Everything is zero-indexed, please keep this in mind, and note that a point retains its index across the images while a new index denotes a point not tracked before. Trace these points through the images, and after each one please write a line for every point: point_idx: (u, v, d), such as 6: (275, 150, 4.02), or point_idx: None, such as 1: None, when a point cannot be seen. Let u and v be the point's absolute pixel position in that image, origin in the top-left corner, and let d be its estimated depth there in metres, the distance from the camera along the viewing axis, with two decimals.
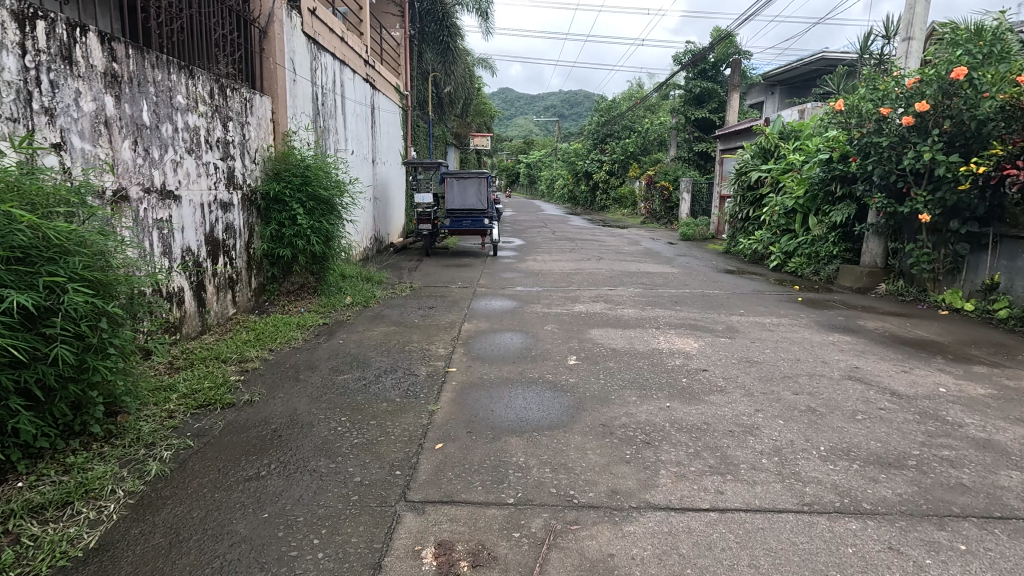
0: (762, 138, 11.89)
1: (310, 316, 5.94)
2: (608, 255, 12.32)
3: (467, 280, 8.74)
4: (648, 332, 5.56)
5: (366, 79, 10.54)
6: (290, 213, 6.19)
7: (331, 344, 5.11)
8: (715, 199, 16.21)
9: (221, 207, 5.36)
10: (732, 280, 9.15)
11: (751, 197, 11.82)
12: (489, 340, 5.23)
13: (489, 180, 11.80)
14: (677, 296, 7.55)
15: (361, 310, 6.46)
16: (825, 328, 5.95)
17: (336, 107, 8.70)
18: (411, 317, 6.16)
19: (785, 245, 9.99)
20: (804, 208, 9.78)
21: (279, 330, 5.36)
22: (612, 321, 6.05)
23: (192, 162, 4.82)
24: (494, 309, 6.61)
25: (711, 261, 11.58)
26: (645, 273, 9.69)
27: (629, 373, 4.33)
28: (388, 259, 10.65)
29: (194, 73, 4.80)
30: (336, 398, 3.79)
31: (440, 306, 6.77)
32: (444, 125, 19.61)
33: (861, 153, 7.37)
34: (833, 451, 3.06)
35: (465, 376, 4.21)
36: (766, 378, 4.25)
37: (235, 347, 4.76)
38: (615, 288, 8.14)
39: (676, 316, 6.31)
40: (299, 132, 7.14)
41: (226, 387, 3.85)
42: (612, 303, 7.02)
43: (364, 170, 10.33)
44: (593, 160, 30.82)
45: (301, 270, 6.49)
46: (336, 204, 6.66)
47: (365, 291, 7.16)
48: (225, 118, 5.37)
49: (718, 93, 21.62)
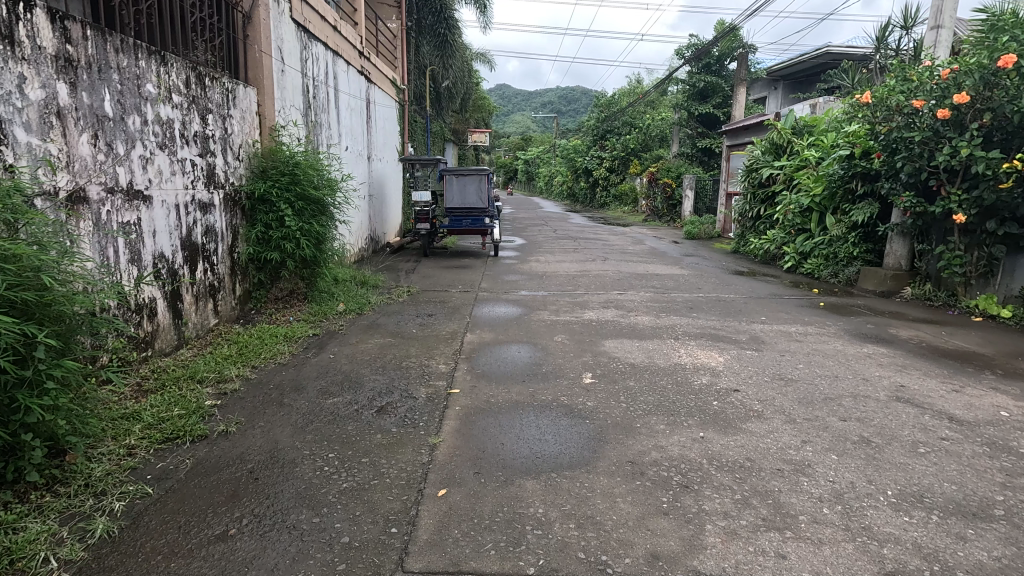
0: (774, 133, 11.43)
1: (300, 326, 5.47)
2: (614, 255, 11.86)
3: (468, 283, 8.28)
4: (667, 345, 5.10)
5: (361, 72, 10.04)
6: (278, 213, 5.72)
7: (320, 359, 4.65)
8: (721, 197, 15.75)
9: (200, 208, 4.88)
10: (746, 283, 8.71)
11: (763, 195, 11.38)
12: (494, 355, 4.77)
13: (491, 178, 11.28)
14: (692, 301, 7.11)
15: (355, 319, 5.98)
16: (856, 338, 5.51)
17: (329, 101, 8.21)
18: (409, 327, 5.69)
19: (801, 245, 9.54)
20: (821, 207, 9.33)
21: (264, 343, 4.89)
22: (626, 331, 5.59)
23: (164, 159, 4.34)
24: (498, 317, 6.14)
25: (721, 262, 11.14)
26: (654, 275, 9.24)
27: (652, 395, 3.88)
28: (385, 260, 10.18)
29: (166, 60, 4.32)
30: (323, 427, 3.32)
31: (439, 313, 6.29)
32: (441, 121, 19.10)
33: (888, 148, 6.93)
34: (903, 497, 2.62)
35: (469, 399, 3.75)
36: (806, 401, 3.80)
37: (213, 364, 4.29)
38: (625, 292, 7.69)
39: (693, 325, 5.86)
40: (289, 126, 6.65)
41: (198, 415, 3.39)
42: (623, 310, 6.56)
43: (359, 167, 9.84)
44: (593, 156, 30.31)
45: (290, 275, 6.02)
46: (328, 204, 6.19)
47: (359, 296, 6.69)
48: (204, 111, 4.89)
49: (722, 88, 20.94)
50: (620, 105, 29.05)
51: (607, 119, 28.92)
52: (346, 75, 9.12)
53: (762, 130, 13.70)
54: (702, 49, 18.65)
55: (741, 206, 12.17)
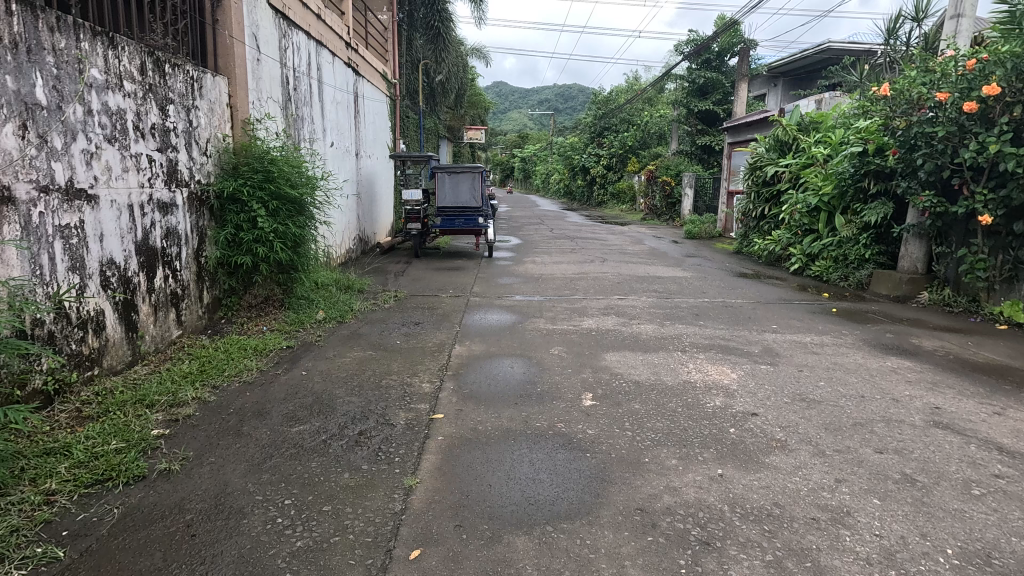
0: (780, 130, 11.00)
1: (273, 338, 5.00)
2: (613, 256, 11.42)
3: (460, 286, 7.83)
4: (673, 358, 4.67)
5: (348, 64, 9.58)
6: (250, 214, 5.25)
7: (292, 377, 4.19)
8: (723, 195, 15.34)
9: (159, 208, 4.41)
10: (752, 286, 8.28)
11: (767, 194, 10.96)
12: (485, 371, 4.33)
13: (485, 176, 10.83)
14: (697, 307, 6.68)
15: (335, 328, 5.53)
16: (877, 350, 5.08)
17: (312, 93, 7.74)
18: (393, 337, 5.24)
19: (808, 247, 9.13)
20: (829, 207, 8.92)
21: (231, 358, 4.43)
22: (629, 342, 5.16)
23: (114, 154, 3.88)
24: (490, 325, 5.69)
25: (724, 264, 10.71)
26: (655, 278, 8.81)
27: (661, 421, 3.45)
28: (374, 262, 9.72)
29: (115, 42, 3.85)
30: (283, 465, 2.87)
31: (427, 321, 5.84)
32: (435, 117, 18.63)
33: (907, 145, 6.52)
34: (967, 559, 2.19)
35: (453, 427, 3.31)
36: (835, 427, 3.37)
37: (168, 384, 3.83)
38: (626, 297, 7.26)
39: (700, 335, 5.43)
40: (265, 120, 6.19)
41: (139, 449, 2.93)
42: (624, 317, 6.12)
43: (345, 164, 9.37)
44: (591, 153, 29.86)
45: (265, 280, 5.56)
46: (306, 204, 5.75)
47: (341, 303, 6.24)
48: (163, 101, 4.42)
49: (722, 84, 20.48)
50: (618, 102, 28.60)
51: (605, 116, 28.48)
52: (331, 67, 8.65)
53: (766, 126, 13.26)
54: (702, 44, 18.17)
55: (744, 206, 11.75)
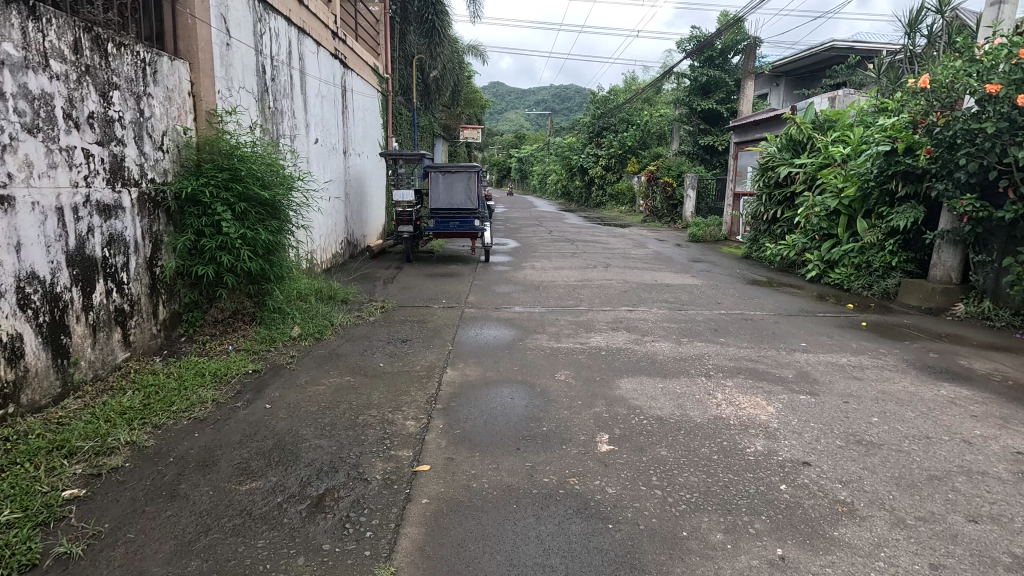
0: (794, 128, 10.33)
1: (237, 360, 4.35)
2: (616, 261, 10.83)
3: (454, 295, 7.20)
4: (697, 387, 4.06)
5: (336, 55, 8.97)
6: (212, 218, 4.60)
7: (253, 411, 3.55)
8: (728, 197, 14.77)
9: (101, 211, 3.77)
10: (769, 296, 7.68)
11: (779, 196, 10.35)
12: (480, 403, 3.70)
13: (481, 175, 10.21)
14: (715, 320, 6.07)
15: (311, 347, 4.89)
16: (924, 374, 4.49)
17: (292, 85, 7.09)
18: (377, 358, 4.61)
19: (827, 253, 8.55)
20: (849, 210, 8.35)
21: (184, 386, 3.78)
22: (644, 364, 4.54)
23: (36, 147, 3.25)
24: (487, 343, 5.07)
25: (734, 270, 10.12)
26: (664, 286, 8.21)
27: (695, 474, 2.83)
28: (362, 268, 9.07)
29: (38, 13, 3.23)
30: (221, 545, 2.23)
31: (416, 338, 5.21)
32: (430, 115, 18.03)
33: (946, 143, 5.98)
34: None
35: (441, 485, 2.68)
36: (908, 483, 2.75)
37: (99, 422, 3.18)
38: (635, 308, 6.64)
39: (724, 356, 4.82)
40: (235, 112, 5.54)
41: (37, 523, 2.29)
42: (636, 333, 5.51)
43: (331, 163, 8.74)
44: (589, 154, 29.30)
45: (232, 293, 4.91)
46: (279, 206, 5.12)
47: (321, 316, 5.60)
48: (105, 85, 3.78)
49: (726, 82, 19.92)
50: (617, 101, 28.06)
51: (603, 116, 27.96)
52: (316, 57, 8.03)
53: (775, 125, 12.70)
54: (705, 41, 17.59)
55: (753, 209, 11.15)
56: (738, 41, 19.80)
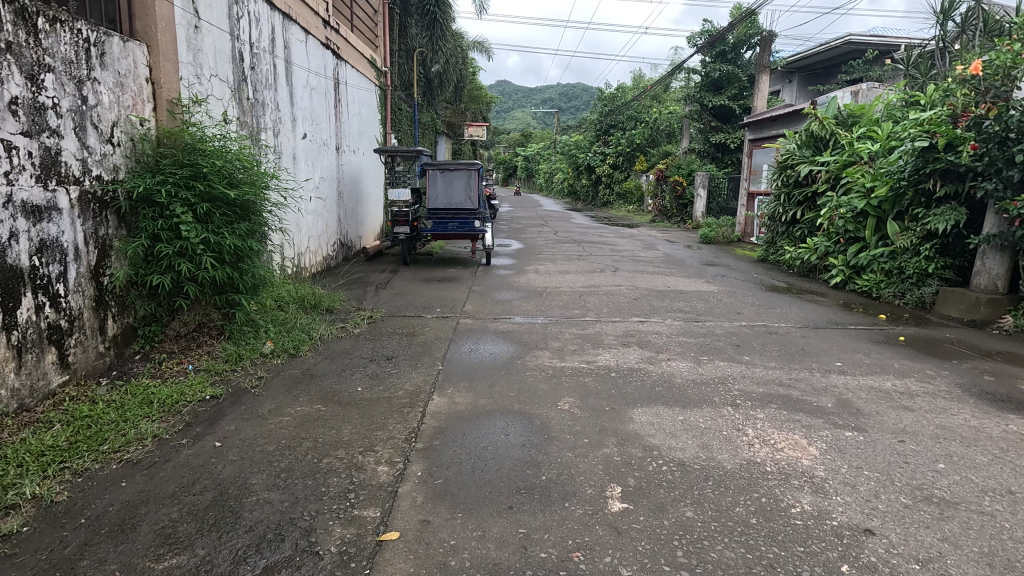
0: (815, 123, 9.67)
1: (194, 383, 3.81)
2: (625, 264, 10.22)
3: (450, 303, 6.64)
4: (724, 420, 3.47)
5: (327, 44, 8.43)
6: (171, 220, 4.07)
7: (199, 451, 2.99)
8: (742, 196, 14.12)
9: (29, 212, 3.24)
10: (792, 305, 7.06)
11: (799, 196, 9.72)
12: (468, 440, 3.13)
13: (482, 174, 9.69)
14: (736, 335, 5.48)
15: (283, 366, 4.35)
16: (984, 402, 3.88)
17: (275, 74, 6.54)
18: (355, 380, 4.06)
19: (854, 258, 7.93)
20: (878, 212, 7.73)
21: (123, 418, 3.24)
22: (660, 390, 3.96)
23: None
24: (483, 361, 4.50)
25: (751, 275, 9.49)
26: (678, 293, 7.62)
27: (731, 547, 2.26)
28: (354, 271, 8.53)
29: None
30: None
31: (402, 355, 4.65)
32: (433, 112, 17.45)
33: (996, 138, 5.69)
34: None
35: (410, 563, 2.13)
36: (1002, 563, 2.17)
37: (6, 468, 2.64)
38: (647, 319, 6.06)
39: (751, 379, 4.23)
40: (204, 102, 4.99)
41: None
42: (649, 350, 4.91)
43: (321, 160, 8.21)
44: (597, 152, 28.66)
45: (196, 305, 4.37)
46: (250, 207, 4.58)
47: (299, 329, 5.05)
48: (34, 67, 3.26)
49: (738, 78, 19.21)
50: (625, 98, 27.37)
51: (610, 113, 27.31)
52: (304, 46, 7.51)
53: (793, 121, 12.00)
54: (717, 36, 16.88)
55: (770, 209, 10.53)
56: (751, 36, 19.11)
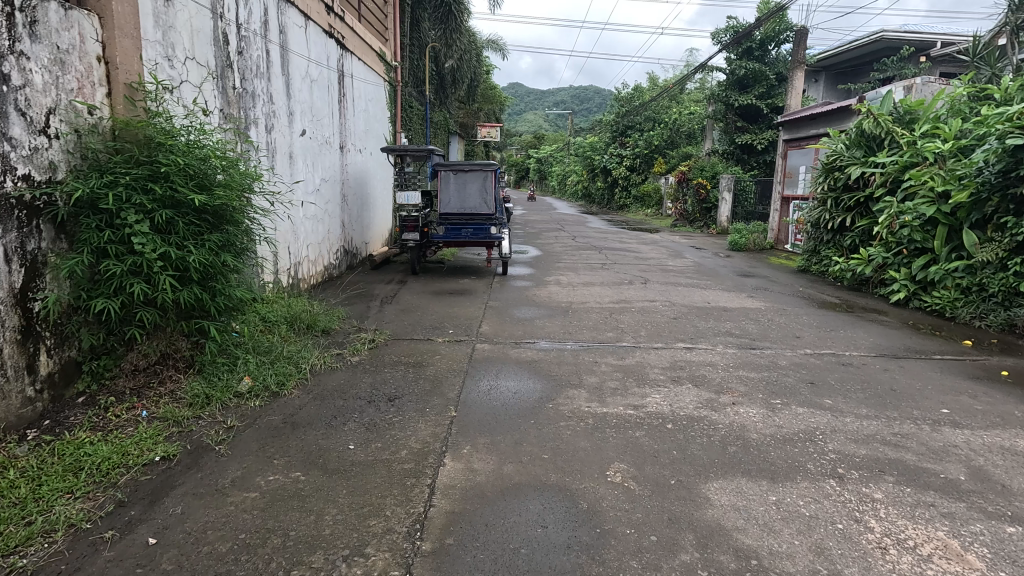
0: (867, 120, 8.63)
1: (144, 439, 3.01)
2: (654, 275, 9.33)
3: (464, 323, 5.81)
4: (833, 504, 2.60)
5: (330, 32, 7.66)
6: (121, 229, 3.28)
7: (123, 555, 2.17)
8: (775, 200, 13.15)
9: None
10: (856, 327, 6.14)
11: (848, 202, 8.78)
12: (492, 539, 2.28)
13: (498, 175, 8.90)
14: (805, 368, 4.59)
15: (261, 410, 3.54)
16: None
17: (267, 59, 5.76)
18: (349, 433, 3.23)
19: (922, 272, 7.02)
20: (951, 220, 6.80)
21: (34, 496, 2.44)
22: (735, 452, 3.09)
23: None
24: (506, 404, 3.67)
25: (795, 289, 8.57)
26: (721, 311, 6.73)
27: None
28: (359, 282, 7.74)
29: None
30: None
31: (408, 394, 3.83)
32: (446, 111, 16.64)
33: None
34: None
35: None
36: None
37: None
38: (694, 345, 5.17)
39: (845, 434, 3.35)
40: (174, 87, 4.20)
41: None
42: (707, 390, 4.04)
43: (322, 160, 7.43)
44: (612, 154, 27.70)
45: (156, 334, 3.58)
46: (225, 212, 3.79)
47: (286, 358, 4.23)
48: None
49: (766, 75, 18.17)
50: (643, 98, 26.41)
51: (628, 114, 26.39)
52: (304, 32, 6.74)
53: (835, 120, 10.95)
54: (744, 32, 15.87)
55: (814, 215, 9.56)
56: (779, 32, 18.05)
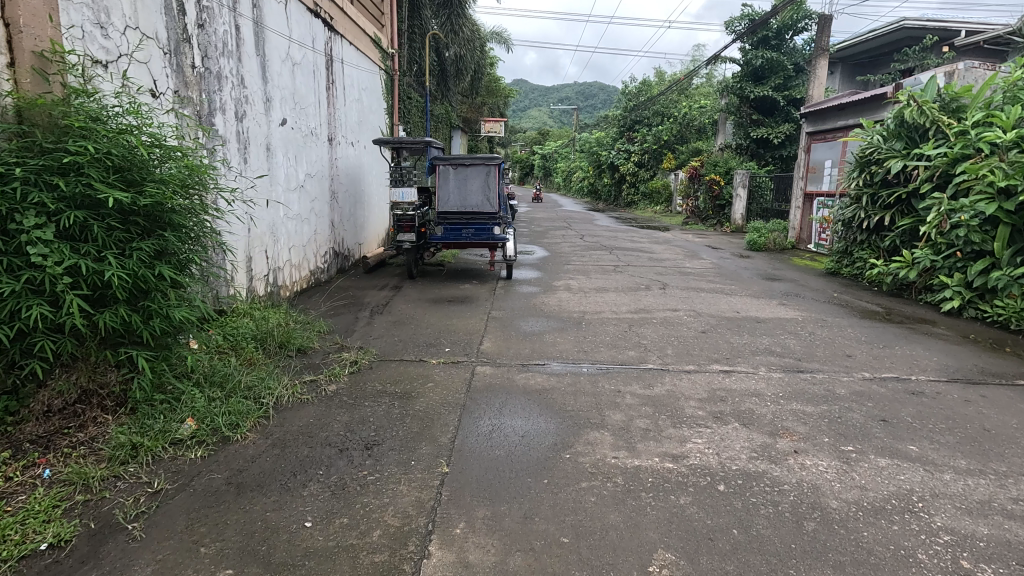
0: (909, 109, 7.78)
1: (34, 514, 2.27)
2: (673, 278, 8.54)
3: (463, 338, 5.05)
4: None
5: (315, 11, 6.91)
6: (14, 234, 2.55)
7: None
8: (797, 197, 12.32)
9: None
10: (912, 343, 5.36)
11: (888, 198, 7.98)
12: None
13: (502, 170, 8.11)
14: (870, 399, 3.80)
15: (201, 464, 2.79)
16: None
17: (235, 35, 5.01)
18: (307, 501, 2.49)
19: (979, 278, 6.24)
20: (1013, 220, 6.01)
21: None
22: (817, 531, 2.33)
23: None
24: (512, 455, 2.91)
25: (830, 294, 7.78)
26: (754, 322, 5.94)
27: None
28: (349, 288, 7.01)
29: None
30: None
31: (391, 440, 3.08)
32: (448, 104, 15.86)
33: None
34: None
35: None
36: None
37: None
38: (731, 368, 4.40)
39: (951, 501, 2.58)
40: (105, 58, 3.46)
41: None
42: (759, 432, 3.27)
43: (308, 154, 6.70)
44: (620, 150, 26.88)
45: (72, 368, 2.84)
46: (163, 211, 3.04)
47: (244, 390, 3.50)
48: None
49: (783, 65, 17.22)
50: (651, 92, 25.53)
51: (635, 108, 25.56)
52: (283, 9, 5.99)
53: (867, 110, 10.09)
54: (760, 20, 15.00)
55: (847, 213, 8.77)
56: (797, 20, 17.16)
